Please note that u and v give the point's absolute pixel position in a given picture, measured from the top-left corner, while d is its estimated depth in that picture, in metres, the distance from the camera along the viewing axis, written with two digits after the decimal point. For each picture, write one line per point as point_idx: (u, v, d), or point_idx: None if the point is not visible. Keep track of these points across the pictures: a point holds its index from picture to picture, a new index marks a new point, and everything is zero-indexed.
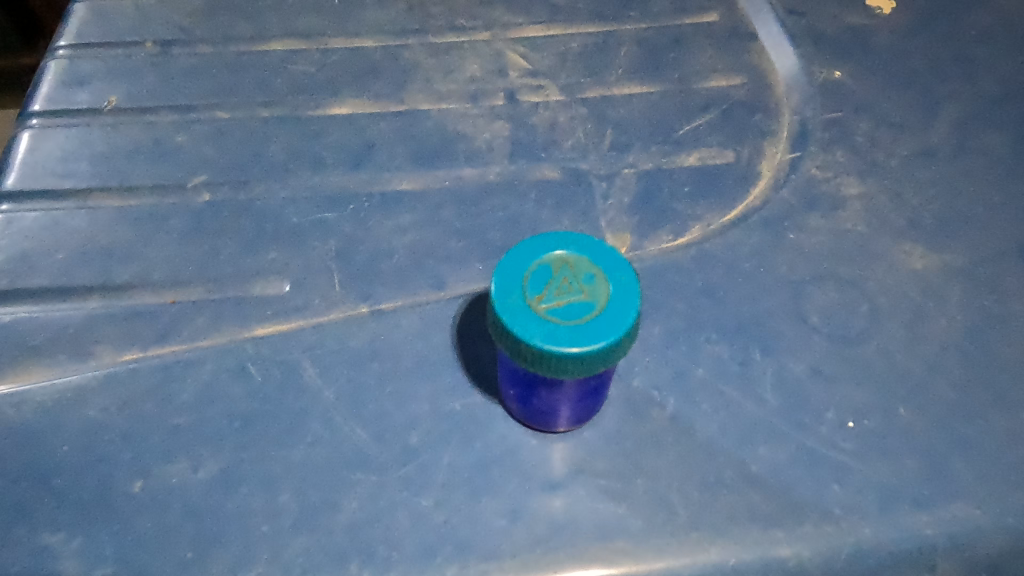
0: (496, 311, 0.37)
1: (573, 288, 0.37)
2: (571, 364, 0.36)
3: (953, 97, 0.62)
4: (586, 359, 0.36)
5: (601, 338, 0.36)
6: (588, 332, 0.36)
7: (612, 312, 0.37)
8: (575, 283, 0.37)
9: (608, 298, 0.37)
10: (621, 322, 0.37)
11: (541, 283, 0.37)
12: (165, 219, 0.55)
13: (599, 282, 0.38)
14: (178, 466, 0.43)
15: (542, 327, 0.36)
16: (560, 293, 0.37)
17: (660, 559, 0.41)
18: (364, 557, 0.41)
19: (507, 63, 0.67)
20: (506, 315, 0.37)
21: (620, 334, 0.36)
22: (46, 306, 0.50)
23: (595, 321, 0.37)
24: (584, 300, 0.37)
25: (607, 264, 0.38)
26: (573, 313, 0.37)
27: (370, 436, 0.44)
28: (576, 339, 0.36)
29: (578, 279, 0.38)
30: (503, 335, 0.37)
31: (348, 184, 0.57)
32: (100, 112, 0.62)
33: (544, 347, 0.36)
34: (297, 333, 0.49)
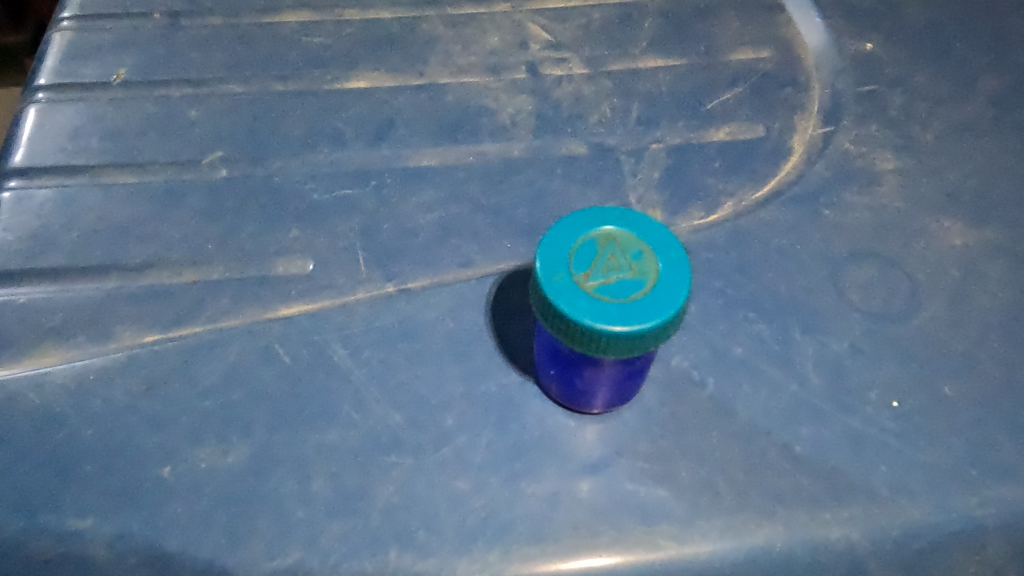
0: (541, 289, 0.36)
1: (621, 265, 0.36)
2: (622, 344, 0.35)
3: (988, 69, 0.60)
4: (638, 339, 0.35)
5: (653, 317, 0.35)
6: (639, 310, 0.35)
7: (663, 291, 0.35)
8: (622, 260, 0.36)
9: (657, 275, 0.36)
10: (672, 300, 0.35)
11: (587, 261, 0.36)
12: (182, 197, 0.53)
13: (648, 259, 0.36)
14: (207, 450, 0.42)
15: (591, 306, 0.35)
16: (607, 270, 0.36)
17: (706, 542, 0.40)
18: (404, 542, 0.40)
19: (528, 35, 0.65)
20: (552, 293, 0.36)
21: (672, 314, 0.35)
22: (62, 286, 0.49)
23: (645, 299, 0.35)
24: (632, 277, 0.36)
25: (654, 240, 0.37)
26: (622, 291, 0.36)
27: (404, 419, 0.43)
28: (626, 318, 0.35)
29: (626, 256, 0.36)
30: (548, 314, 0.36)
31: (369, 160, 0.56)
32: (110, 85, 0.60)
33: (594, 326, 0.35)
34: (324, 313, 0.47)
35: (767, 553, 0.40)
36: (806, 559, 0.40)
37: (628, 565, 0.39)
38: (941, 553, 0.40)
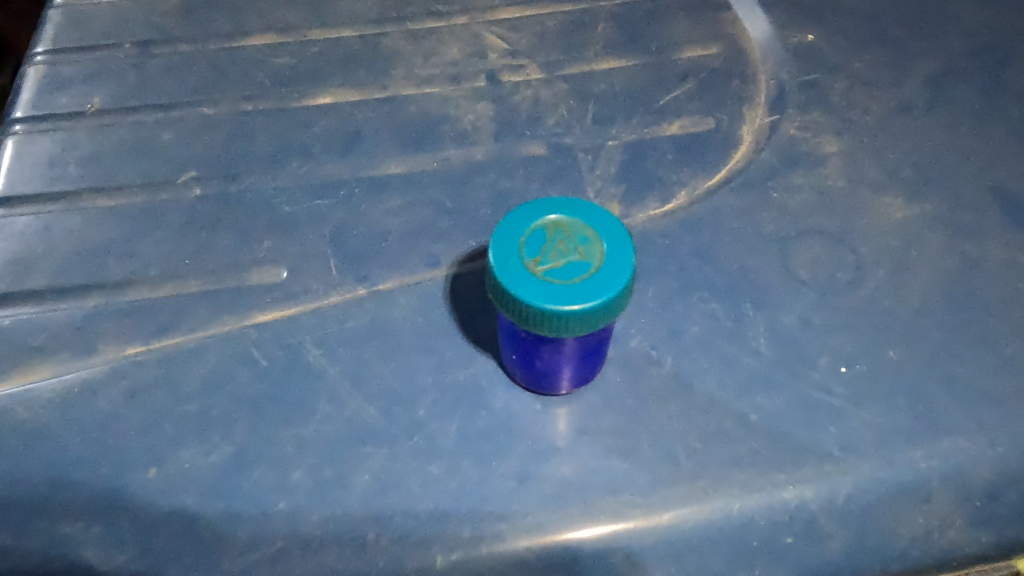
0: (496, 276, 0.38)
1: (568, 249, 0.38)
2: (572, 323, 0.37)
3: (923, 53, 0.63)
4: (587, 318, 0.37)
5: (599, 295, 0.37)
6: (586, 289, 0.37)
7: (608, 271, 0.38)
8: (570, 245, 0.39)
9: (602, 257, 0.38)
10: (617, 279, 0.38)
11: (536, 248, 0.39)
12: (158, 215, 0.55)
13: (593, 243, 0.39)
14: (190, 450, 0.44)
15: (542, 289, 0.37)
16: (556, 255, 0.38)
17: (669, 509, 0.42)
18: (381, 526, 0.41)
19: (486, 45, 0.68)
20: (506, 279, 0.38)
21: (617, 291, 0.37)
22: (46, 306, 0.51)
23: (592, 280, 0.38)
24: (580, 260, 0.38)
25: (598, 224, 0.39)
26: (570, 273, 0.38)
27: (378, 410, 0.45)
28: (574, 298, 0.37)
29: (573, 241, 0.39)
30: (503, 299, 0.38)
31: (338, 171, 0.58)
32: (84, 114, 0.62)
33: (545, 307, 0.37)
34: (299, 317, 0.49)
35: (727, 516, 0.42)
36: (765, 519, 0.42)
37: (596, 535, 0.41)
38: (894, 506, 0.42)
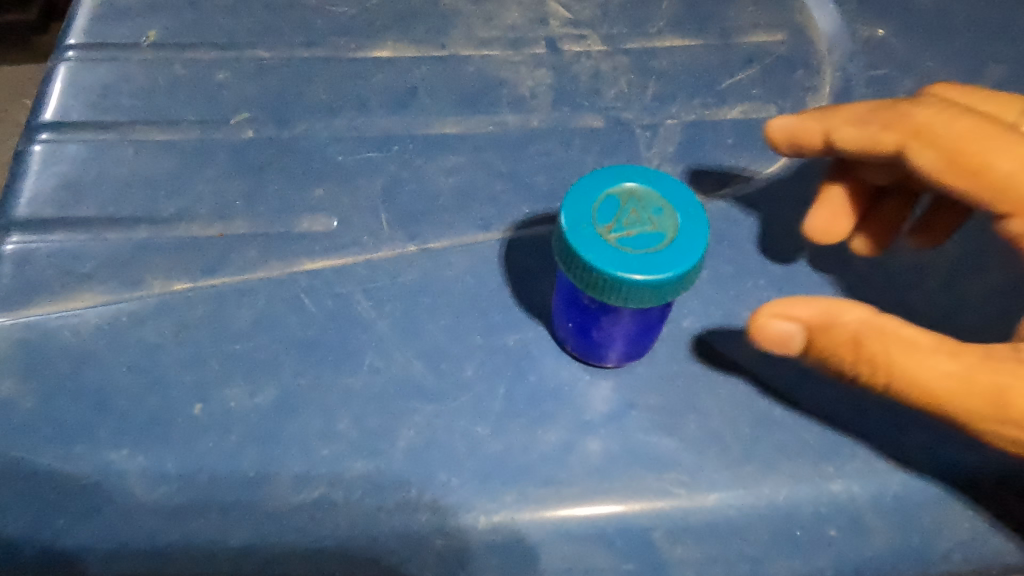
0: (567, 239, 0.38)
1: (641, 219, 0.38)
2: (643, 292, 0.37)
3: (995, 59, 0.62)
4: (658, 288, 0.37)
5: (671, 267, 0.36)
6: (658, 260, 0.36)
7: (681, 243, 0.37)
8: (643, 215, 0.38)
9: (676, 229, 0.38)
10: (690, 253, 0.37)
11: (608, 216, 0.38)
12: (211, 154, 0.55)
13: (667, 215, 0.38)
14: (235, 390, 0.43)
15: (614, 255, 0.37)
16: (629, 223, 0.38)
17: (714, 491, 0.41)
18: (424, 482, 0.41)
19: (548, 11, 0.66)
20: (577, 242, 0.37)
21: (690, 264, 0.37)
22: (95, 234, 0.50)
23: (665, 251, 0.37)
24: (653, 231, 0.38)
25: (672, 196, 0.39)
26: (643, 243, 0.37)
27: (425, 367, 0.45)
28: (646, 267, 0.36)
29: (646, 211, 0.38)
30: (571, 263, 0.38)
31: (393, 126, 0.57)
32: (139, 46, 0.61)
33: (618, 274, 0.36)
34: (349, 268, 0.49)
35: (772, 502, 0.41)
36: (810, 509, 0.42)
37: (639, 510, 0.41)
38: (941, 508, 0.42)
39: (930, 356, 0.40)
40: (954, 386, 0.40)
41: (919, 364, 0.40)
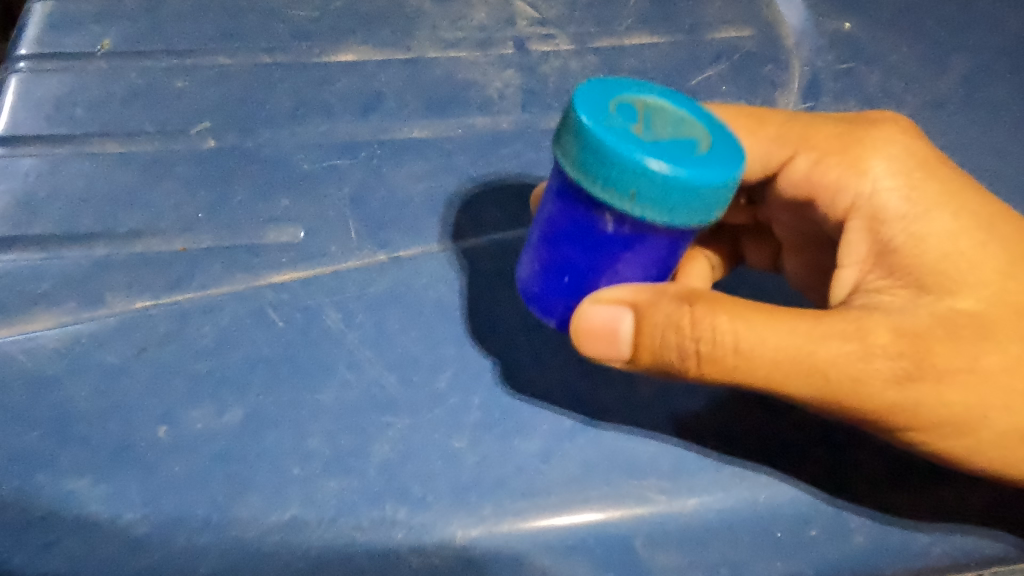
0: (589, 135, 0.31)
1: (669, 122, 0.32)
2: (680, 194, 0.30)
3: (960, 50, 0.62)
4: (701, 190, 0.31)
5: (717, 169, 0.31)
6: (701, 161, 0.31)
7: (720, 149, 0.32)
8: (670, 117, 0.33)
9: (710, 136, 0.33)
10: (732, 157, 0.32)
11: (627, 109, 0.32)
12: (172, 166, 0.53)
13: (695, 121, 0.33)
14: (202, 411, 0.42)
15: (649, 152, 0.30)
16: (657, 125, 0.32)
17: (693, 495, 0.41)
18: (400, 498, 0.40)
19: (515, 10, 0.65)
20: (604, 137, 0.30)
21: (736, 166, 0.31)
22: (50, 253, 0.48)
23: (705, 155, 0.31)
24: (685, 136, 0.32)
25: (700, 109, 0.34)
26: (678, 143, 0.31)
27: (398, 379, 0.44)
28: (688, 167, 0.30)
29: (673, 113, 0.33)
30: (594, 167, 0.31)
31: (360, 131, 0.56)
32: (93, 55, 0.59)
33: (655, 162, 0.30)
34: (317, 280, 0.48)
35: (751, 505, 0.41)
36: (789, 510, 0.41)
37: (619, 518, 0.40)
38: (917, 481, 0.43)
39: (871, 322, 0.37)
40: (871, 379, 0.37)
41: (756, 335, 0.36)
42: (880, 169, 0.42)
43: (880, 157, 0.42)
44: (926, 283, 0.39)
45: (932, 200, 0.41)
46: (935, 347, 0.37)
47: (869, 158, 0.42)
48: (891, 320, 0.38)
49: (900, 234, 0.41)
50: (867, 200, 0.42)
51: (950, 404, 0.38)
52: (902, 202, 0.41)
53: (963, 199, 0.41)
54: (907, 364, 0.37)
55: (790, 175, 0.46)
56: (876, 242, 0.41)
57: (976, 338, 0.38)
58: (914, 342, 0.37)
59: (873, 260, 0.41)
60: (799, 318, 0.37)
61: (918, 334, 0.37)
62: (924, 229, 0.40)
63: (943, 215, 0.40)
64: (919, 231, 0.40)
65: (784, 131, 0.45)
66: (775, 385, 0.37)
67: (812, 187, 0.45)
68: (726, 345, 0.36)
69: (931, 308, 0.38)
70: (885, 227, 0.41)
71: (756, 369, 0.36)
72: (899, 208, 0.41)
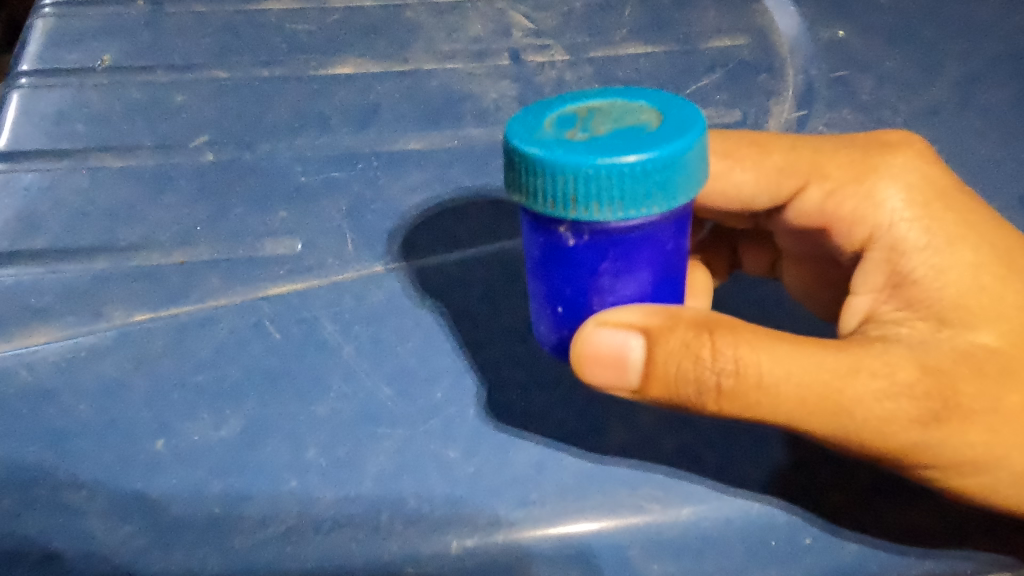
0: (527, 149, 0.32)
1: (613, 119, 0.33)
2: (632, 185, 0.31)
3: (954, 56, 0.63)
4: (650, 174, 0.31)
5: (664, 145, 0.31)
6: (646, 143, 0.31)
7: (669, 127, 0.32)
8: (613, 116, 0.34)
9: (657, 119, 0.33)
10: (682, 131, 0.32)
11: (566, 123, 0.33)
12: (170, 179, 0.54)
13: (642, 111, 0.34)
14: (200, 423, 0.42)
15: (589, 151, 0.31)
16: (597, 125, 0.33)
17: (688, 504, 0.41)
18: (395, 509, 0.40)
19: (511, 23, 0.66)
20: (541, 148, 0.31)
21: (684, 141, 0.31)
22: (51, 267, 0.49)
23: (652, 137, 0.32)
24: (629, 126, 0.33)
25: (647, 98, 0.34)
26: (621, 135, 0.32)
27: (394, 390, 0.44)
28: (633, 151, 0.31)
29: (616, 112, 0.34)
30: (540, 177, 0.32)
31: (357, 143, 0.57)
32: (94, 70, 0.60)
33: (598, 163, 0.30)
34: (314, 292, 0.48)
35: (746, 514, 0.41)
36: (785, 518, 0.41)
37: (615, 527, 0.40)
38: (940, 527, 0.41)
39: (894, 357, 0.38)
40: (888, 409, 0.37)
41: (779, 369, 0.36)
42: (895, 198, 0.43)
43: (895, 185, 0.43)
44: (948, 317, 0.39)
45: (952, 232, 0.42)
46: (959, 383, 0.37)
47: (882, 186, 0.43)
48: (916, 355, 0.38)
49: (921, 266, 0.41)
50: (885, 230, 0.43)
51: (973, 443, 0.38)
52: (920, 234, 0.42)
53: (981, 236, 0.42)
54: (932, 404, 0.37)
55: (803, 203, 0.47)
56: (893, 272, 0.42)
57: (999, 376, 0.38)
58: (938, 380, 0.37)
59: (889, 290, 0.42)
60: (822, 350, 0.37)
61: (943, 370, 0.37)
62: (944, 263, 0.41)
63: (964, 246, 0.41)
64: (940, 264, 0.41)
65: (792, 161, 0.47)
66: (795, 420, 0.37)
67: (827, 217, 0.46)
68: (747, 376, 0.36)
69: (954, 342, 0.39)
70: (905, 258, 0.42)
71: (776, 401, 0.36)
72: (918, 240, 0.42)
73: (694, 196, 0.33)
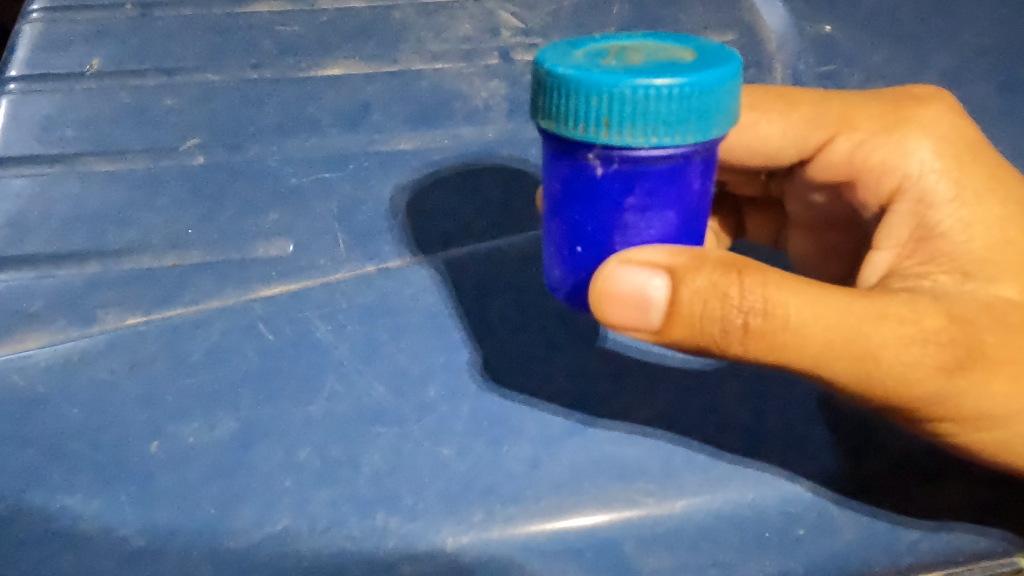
0: (562, 73, 0.32)
1: (648, 52, 0.34)
2: (669, 108, 0.31)
3: (940, 49, 0.63)
4: (686, 99, 0.31)
5: (702, 72, 0.31)
6: (683, 70, 0.32)
7: (706, 60, 0.33)
8: (648, 49, 0.34)
9: (693, 55, 0.34)
10: (719, 64, 0.33)
11: (599, 56, 0.34)
12: (161, 183, 0.54)
13: (677, 49, 0.34)
14: (194, 425, 0.42)
15: (626, 74, 0.31)
16: (632, 56, 0.33)
17: (682, 497, 0.41)
18: (390, 508, 0.40)
19: (500, 22, 0.66)
20: (577, 71, 0.32)
21: (721, 72, 0.32)
22: (43, 272, 0.49)
23: (689, 67, 0.32)
24: (664, 58, 0.33)
25: (680, 40, 0.35)
26: (657, 64, 0.33)
27: (388, 389, 0.44)
28: (671, 76, 0.31)
29: (651, 47, 0.34)
30: (573, 98, 0.32)
31: (347, 144, 0.57)
32: (82, 75, 0.60)
33: (637, 83, 0.30)
34: (306, 292, 0.49)
35: (740, 506, 0.41)
36: (776, 509, 0.42)
37: (609, 522, 0.41)
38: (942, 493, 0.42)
39: (922, 307, 0.38)
40: (915, 360, 0.36)
41: (808, 314, 0.35)
42: (925, 150, 0.45)
43: (926, 138, 0.45)
44: (973, 271, 0.40)
45: (979, 186, 0.43)
46: (985, 333, 0.38)
47: (915, 138, 0.45)
48: (944, 306, 0.38)
49: (948, 219, 0.43)
50: (914, 180, 0.45)
51: (995, 394, 0.38)
52: (949, 186, 0.44)
53: (1007, 193, 0.43)
54: (958, 353, 0.37)
55: (830, 154, 0.49)
56: (919, 224, 0.44)
57: (1022, 329, 0.38)
58: (965, 329, 0.37)
59: (913, 244, 0.44)
60: (851, 296, 0.37)
61: (969, 321, 0.38)
62: (972, 218, 0.42)
63: (992, 200, 0.43)
64: (968, 217, 0.42)
65: (821, 112, 0.49)
66: (821, 364, 0.36)
67: (855, 167, 0.48)
68: (776, 317, 0.35)
69: (977, 294, 0.39)
70: (933, 210, 0.43)
71: (803, 343, 0.36)
72: (946, 192, 0.43)
73: (725, 131, 0.33)
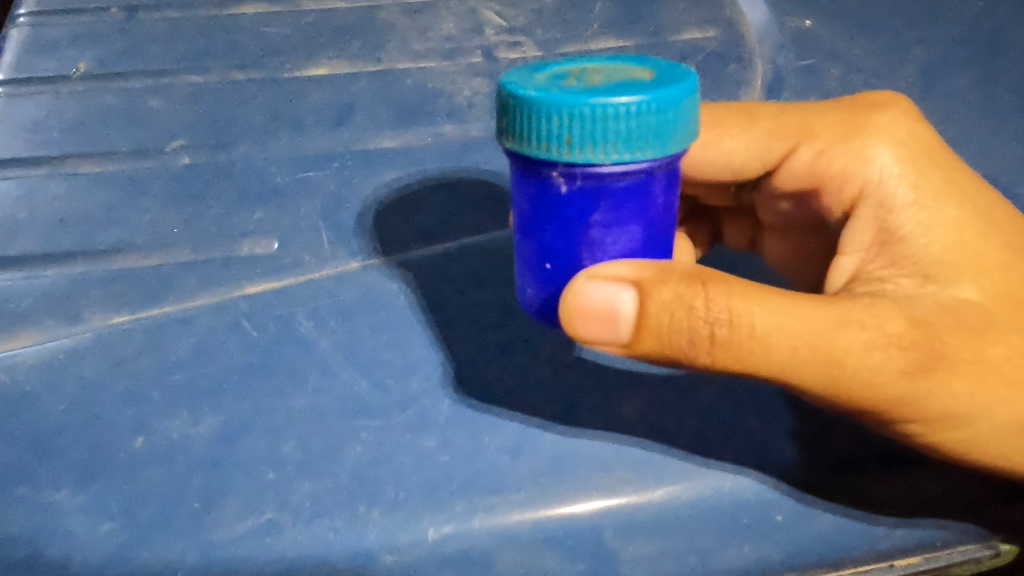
0: (523, 94, 0.33)
1: (608, 72, 0.34)
2: (628, 124, 0.31)
3: (919, 42, 0.64)
4: (645, 115, 0.32)
5: (660, 90, 0.32)
6: (641, 88, 0.32)
7: (664, 78, 0.34)
8: (608, 70, 0.35)
9: (652, 74, 0.34)
10: (677, 82, 0.33)
11: (561, 76, 0.34)
12: (147, 183, 0.54)
13: (636, 68, 0.35)
14: (178, 420, 0.43)
15: (585, 94, 0.32)
16: (593, 77, 0.34)
17: (660, 486, 0.42)
18: (372, 499, 0.41)
19: (483, 20, 0.67)
20: (537, 91, 0.32)
21: (678, 89, 0.33)
22: (31, 273, 0.50)
23: (648, 85, 0.33)
24: (624, 77, 0.34)
25: (640, 60, 0.36)
26: (616, 83, 0.33)
27: (370, 383, 0.45)
28: (629, 94, 0.32)
29: (611, 67, 0.35)
30: (534, 119, 0.32)
31: (331, 144, 0.57)
32: (69, 78, 0.60)
33: (595, 101, 0.31)
34: (290, 290, 0.49)
35: (718, 493, 0.42)
36: (755, 496, 0.42)
37: (588, 511, 0.41)
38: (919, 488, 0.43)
39: (883, 311, 0.38)
40: (877, 364, 0.37)
41: (772, 323, 0.36)
42: (885, 156, 0.45)
43: (884, 144, 0.46)
44: (933, 273, 0.41)
45: (936, 189, 0.44)
46: (945, 334, 0.39)
47: (872, 145, 0.46)
48: (904, 310, 0.39)
49: (909, 223, 0.43)
50: (874, 186, 0.45)
51: (959, 394, 0.39)
52: (908, 190, 0.44)
53: (965, 194, 0.44)
54: (920, 355, 0.38)
55: (794, 163, 0.50)
56: (881, 229, 0.44)
57: (981, 330, 0.39)
58: (926, 332, 0.38)
59: (876, 248, 0.44)
60: (813, 303, 0.37)
61: (930, 323, 0.39)
62: (931, 221, 0.43)
63: (950, 203, 0.43)
64: (926, 220, 0.43)
65: (781, 125, 0.50)
66: (787, 371, 0.37)
67: (818, 175, 0.49)
68: (741, 326, 0.36)
69: (938, 297, 0.40)
70: (894, 214, 0.44)
71: (768, 351, 0.36)
72: (906, 196, 0.44)
73: (685, 146, 0.34)
